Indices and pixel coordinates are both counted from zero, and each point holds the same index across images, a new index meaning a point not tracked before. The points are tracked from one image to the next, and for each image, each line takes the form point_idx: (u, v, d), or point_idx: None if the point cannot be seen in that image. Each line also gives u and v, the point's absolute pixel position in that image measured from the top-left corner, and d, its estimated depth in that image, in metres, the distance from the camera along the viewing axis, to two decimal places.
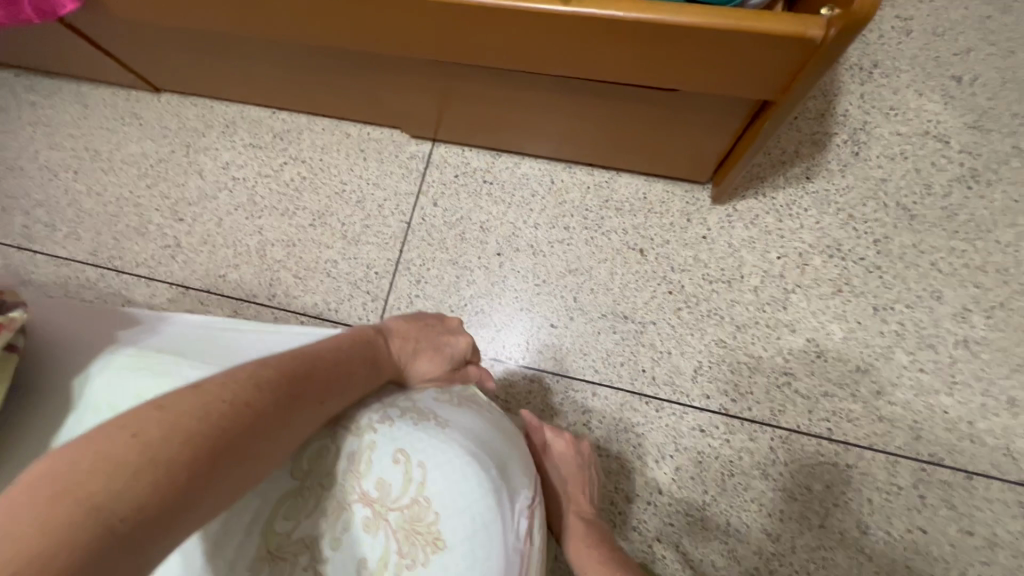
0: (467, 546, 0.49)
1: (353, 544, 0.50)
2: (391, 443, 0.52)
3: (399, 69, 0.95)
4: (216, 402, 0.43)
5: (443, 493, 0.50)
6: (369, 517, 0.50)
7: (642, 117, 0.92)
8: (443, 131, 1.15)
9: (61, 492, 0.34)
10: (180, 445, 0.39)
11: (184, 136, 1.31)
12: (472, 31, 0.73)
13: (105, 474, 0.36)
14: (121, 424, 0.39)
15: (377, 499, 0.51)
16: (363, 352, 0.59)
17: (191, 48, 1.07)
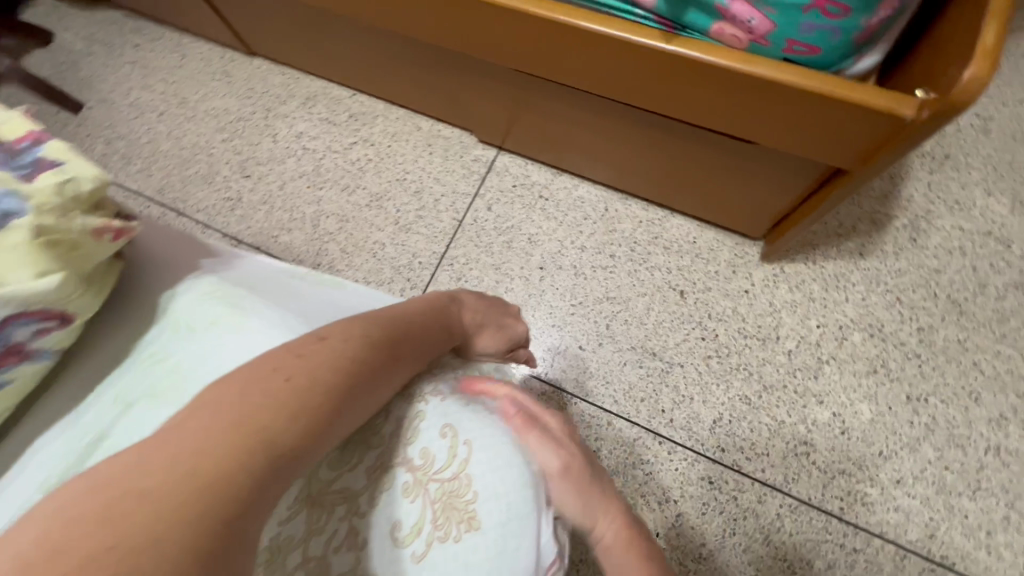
0: (496, 539, 0.49)
1: (390, 506, 0.51)
2: (442, 415, 0.53)
3: (487, 74, 0.99)
4: (344, 357, 0.44)
5: (485, 476, 0.50)
6: (410, 483, 0.51)
7: (714, 162, 0.94)
8: (511, 141, 1.19)
9: (236, 423, 0.37)
10: (321, 393, 0.41)
11: (266, 101, 1.37)
12: (576, 52, 0.75)
13: (269, 412, 0.38)
14: (270, 365, 0.41)
15: (420, 468, 0.52)
16: (441, 318, 0.60)
17: (296, 21, 1.13)
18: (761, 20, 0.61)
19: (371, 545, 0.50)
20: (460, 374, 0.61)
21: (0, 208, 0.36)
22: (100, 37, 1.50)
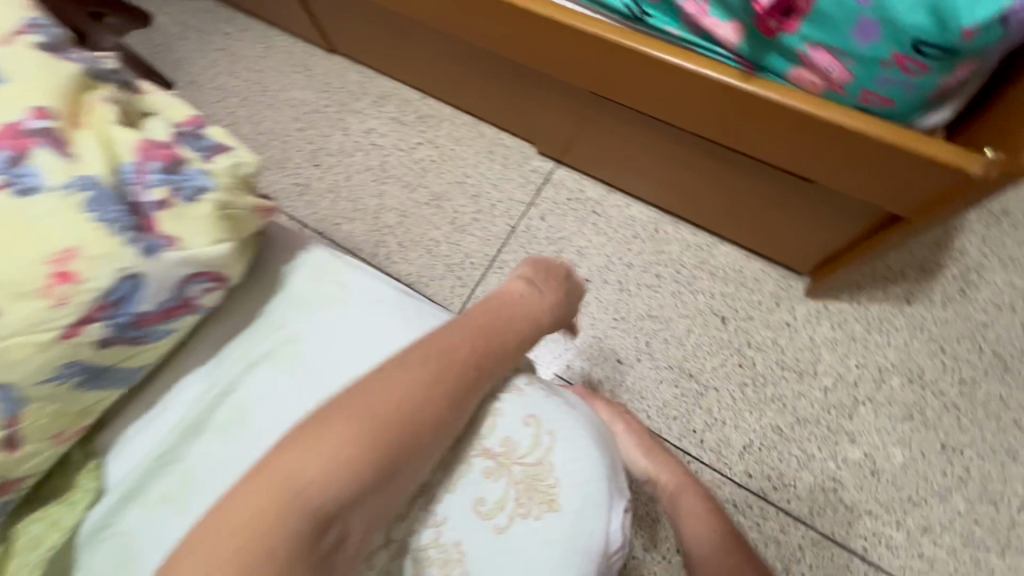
0: (567, 522, 0.54)
1: (472, 485, 0.55)
2: (522, 408, 0.58)
3: (558, 90, 1.04)
4: (446, 379, 0.51)
5: (567, 464, 0.55)
6: (492, 466, 0.56)
7: (772, 196, 0.96)
8: (570, 155, 1.24)
9: (361, 442, 0.45)
10: (425, 414, 0.49)
11: (341, 96, 1.45)
12: (654, 84, 0.79)
13: (385, 432, 0.46)
14: (389, 385, 0.48)
15: (501, 453, 0.56)
16: (527, 307, 0.64)
17: (382, 26, 1.21)
18: (840, 70, 0.64)
19: (455, 515, 0.55)
20: (526, 366, 0.65)
21: (195, 183, 0.45)
22: (194, 24, 1.61)
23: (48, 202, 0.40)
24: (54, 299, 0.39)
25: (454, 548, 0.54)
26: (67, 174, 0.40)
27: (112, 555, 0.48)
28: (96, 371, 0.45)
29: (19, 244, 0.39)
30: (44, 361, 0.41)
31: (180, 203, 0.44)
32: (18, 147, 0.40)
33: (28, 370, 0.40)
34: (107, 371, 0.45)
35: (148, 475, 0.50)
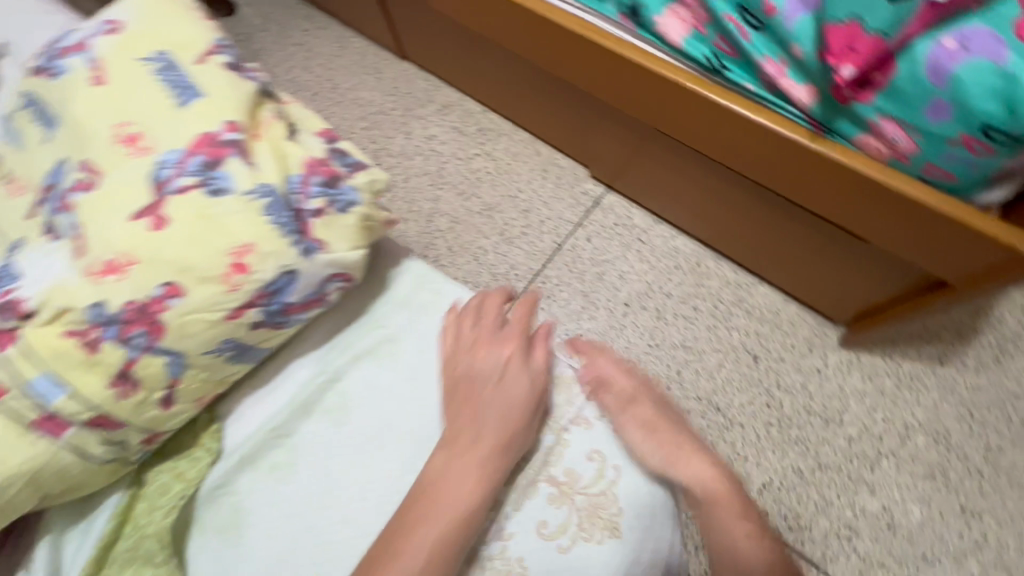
0: (623, 555, 0.56)
1: (535, 511, 0.58)
2: (588, 443, 0.61)
3: (621, 121, 1.09)
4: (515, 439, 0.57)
5: (631, 494, 0.58)
6: (555, 494, 0.59)
7: (819, 247, 1.00)
8: (621, 182, 1.29)
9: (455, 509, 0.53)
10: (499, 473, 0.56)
11: (407, 101, 1.51)
12: (721, 131, 0.83)
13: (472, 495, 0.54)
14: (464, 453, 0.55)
15: (564, 483, 0.59)
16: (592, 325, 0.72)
17: (457, 42, 1.26)
18: (908, 142, 0.67)
19: (519, 534, 0.58)
20: None
21: (348, 197, 0.52)
22: (276, 18, 1.69)
23: (233, 203, 0.48)
24: (228, 286, 0.47)
25: (517, 563, 0.57)
26: (251, 182, 0.48)
27: (223, 513, 0.57)
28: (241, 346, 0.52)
29: (205, 235, 0.47)
30: (206, 332, 0.49)
31: (335, 213, 0.51)
32: (213, 154, 0.48)
33: (194, 338, 0.48)
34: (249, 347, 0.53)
35: (258, 445, 0.59)
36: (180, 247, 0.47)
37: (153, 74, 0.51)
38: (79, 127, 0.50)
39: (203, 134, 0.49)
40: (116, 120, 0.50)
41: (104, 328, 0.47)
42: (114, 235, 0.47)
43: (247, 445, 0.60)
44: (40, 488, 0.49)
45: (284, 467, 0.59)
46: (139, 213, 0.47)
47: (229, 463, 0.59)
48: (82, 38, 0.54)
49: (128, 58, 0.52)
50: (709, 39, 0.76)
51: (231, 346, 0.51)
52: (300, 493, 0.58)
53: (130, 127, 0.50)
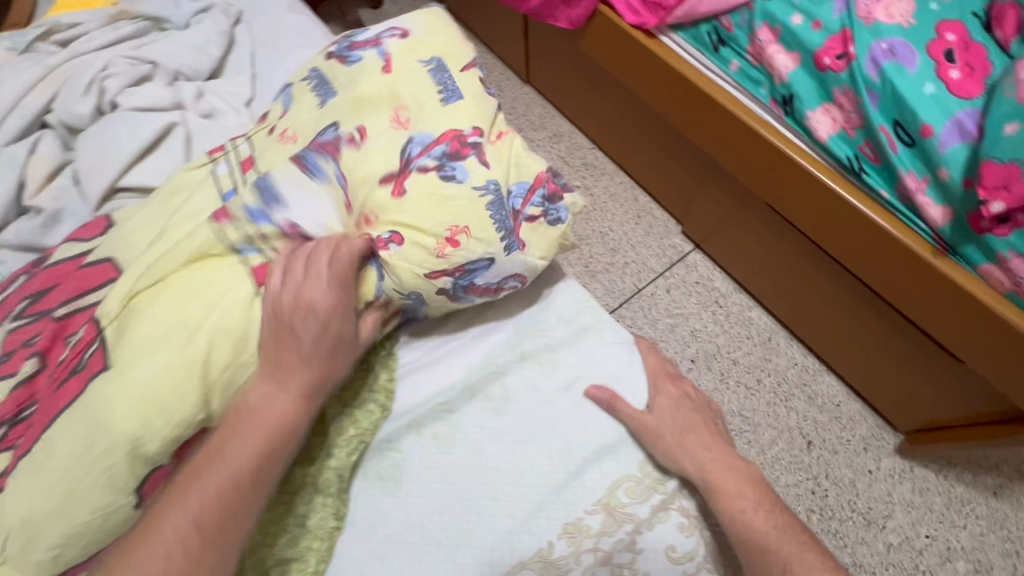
0: None
1: (665, 533, 0.57)
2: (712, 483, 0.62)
3: (734, 190, 1.15)
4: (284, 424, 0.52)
5: None
6: (685, 522, 0.57)
7: (902, 353, 1.03)
8: (711, 244, 1.33)
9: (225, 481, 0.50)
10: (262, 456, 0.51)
11: (521, 122, 1.58)
12: (843, 226, 0.88)
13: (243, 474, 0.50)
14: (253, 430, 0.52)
15: (694, 515, 0.58)
16: None
17: (591, 82, 1.34)
18: None
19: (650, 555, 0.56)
20: None
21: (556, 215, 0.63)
22: None
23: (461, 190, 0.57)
24: (438, 253, 0.57)
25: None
26: (480, 180, 0.58)
27: (386, 465, 0.60)
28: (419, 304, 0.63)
29: (433, 210, 0.56)
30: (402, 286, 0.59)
31: (541, 222, 0.62)
32: (456, 149, 0.59)
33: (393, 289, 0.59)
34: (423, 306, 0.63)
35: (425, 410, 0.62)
36: (411, 214, 0.56)
37: (428, 73, 0.63)
38: (364, 103, 0.62)
39: (454, 130, 0.60)
40: (394, 105, 0.62)
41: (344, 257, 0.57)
42: (368, 192, 0.58)
43: (416, 407, 0.62)
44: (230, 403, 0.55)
45: (448, 436, 0.61)
46: (387, 179, 0.58)
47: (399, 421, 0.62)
48: (377, 36, 0.66)
49: (412, 57, 0.64)
50: (856, 143, 0.82)
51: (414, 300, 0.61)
52: (456, 466, 0.60)
53: (403, 111, 0.61)
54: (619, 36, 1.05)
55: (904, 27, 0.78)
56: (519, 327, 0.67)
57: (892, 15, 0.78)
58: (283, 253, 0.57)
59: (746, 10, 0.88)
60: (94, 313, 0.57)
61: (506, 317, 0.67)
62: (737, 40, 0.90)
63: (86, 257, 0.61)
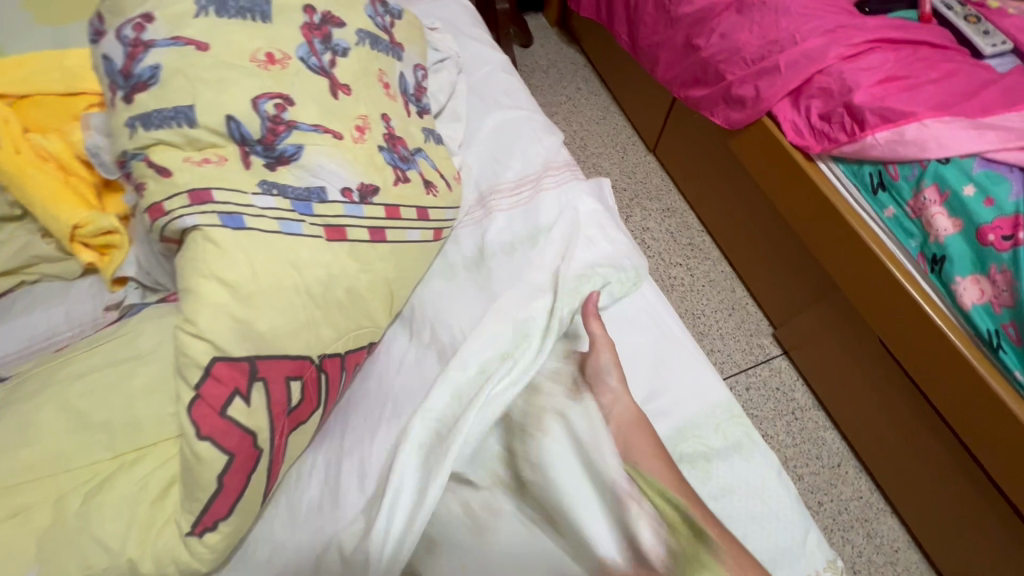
0: None
1: None
2: None
3: (843, 315, 1.18)
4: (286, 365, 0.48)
5: None
6: None
7: (982, 521, 1.02)
8: (799, 354, 1.36)
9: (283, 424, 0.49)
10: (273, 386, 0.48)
11: (639, 187, 1.65)
12: (962, 387, 0.90)
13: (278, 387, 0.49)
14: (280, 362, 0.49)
15: None
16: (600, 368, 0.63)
17: (723, 173, 1.40)
18: None
19: None
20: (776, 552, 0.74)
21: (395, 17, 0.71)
22: (560, 65, 1.90)
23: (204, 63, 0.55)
24: (253, 60, 0.54)
25: None
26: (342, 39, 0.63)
27: None
28: (315, 190, 0.53)
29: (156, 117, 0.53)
30: (226, 190, 0.49)
31: None
32: (306, 35, 0.59)
33: (226, 203, 0.48)
34: (317, 199, 0.53)
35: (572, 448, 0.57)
36: None
37: (378, 51, 0.66)
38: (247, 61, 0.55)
39: (305, 27, 0.59)
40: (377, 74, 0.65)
41: (240, 147, 0.52)
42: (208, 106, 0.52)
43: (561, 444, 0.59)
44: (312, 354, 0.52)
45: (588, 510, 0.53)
46: (265, 96, 0.53)
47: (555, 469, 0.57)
48: (417, 80, 0.74)
49: (391, 67, 0.67)
50: (1000, 319, 0.84)
51: (276, 190, 0.51)
52: (594, 546, 0.51)
53: (386, 78, 0.65)
54: (776, 150, 1.11)
55: None
56: (678, 414, 0.64)
57: None
58: (194, 208, 0.47)
59: (919, 165, 0.91)
60: (307, 347, 0.51)
61: (670, 403, 0.64)
62: (899, 189, 0.94)
63: (345, 233, 0.54)
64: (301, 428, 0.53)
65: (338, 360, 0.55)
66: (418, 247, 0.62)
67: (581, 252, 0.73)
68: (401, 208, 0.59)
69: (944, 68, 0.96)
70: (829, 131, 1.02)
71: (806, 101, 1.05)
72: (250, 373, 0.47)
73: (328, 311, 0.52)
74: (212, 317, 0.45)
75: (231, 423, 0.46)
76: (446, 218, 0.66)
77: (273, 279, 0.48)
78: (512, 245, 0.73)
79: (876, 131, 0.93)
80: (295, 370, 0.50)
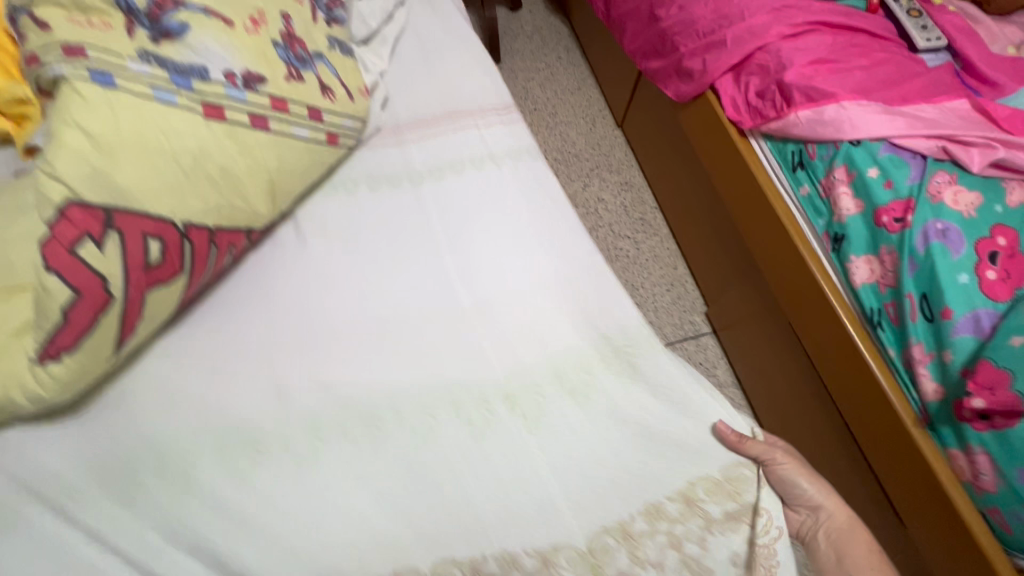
0: None
1: None
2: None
3: (761, 295, 1.22)
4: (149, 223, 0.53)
5: None
6: None
7: (854, 499, 1.07)
8: (726, 334, 1.40)
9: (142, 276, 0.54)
10: (133, 239, 0.52)
11: (601, 159, 1.68)
12: (846, 362, 0.94)
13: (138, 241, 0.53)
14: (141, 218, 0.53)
15: None
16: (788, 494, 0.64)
17: (675, 149, 1.43)
18: (990, 480, 0.75)
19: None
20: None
21: None
22: (544, 33, 1.91)
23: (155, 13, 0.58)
24: None
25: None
26: None
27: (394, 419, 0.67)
28: (195, 68, 0.57)
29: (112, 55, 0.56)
30: (100, 50, 0.52)
31: None
32: None
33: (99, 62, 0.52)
34: (196, 76, 0.56)
35: (643, 545, 0.58)
36: None
37: None
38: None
39: None
40: None
41: (126, 17, 0.55)
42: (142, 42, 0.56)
43: (587, 542, 0.57)
44: (175, 219, 0.55)
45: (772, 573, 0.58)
46: None
47: (569, 548, 0.57)
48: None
49: None
50: (884, 298, 0.88)
51: (155, 61, 0.55)
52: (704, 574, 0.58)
53: None
54: (715, 125, 1.14)
55: (963, 216, 0.83)
56: (546, 346, 0.68)
57: (957, 202, 0.84)
58: (64, 62, 0.50)
59: (833, 146, 0.94)
60: (173, 211, 0.55)
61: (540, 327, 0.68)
62: (815, 169, 0.97)
63: (222, 114, 0.58)
64: (163, 288, 0.56)
65: (206, 234, 0.58)
66: (307, 145, 0.65)
67: (489, 207, 0.78)
68: (289, 102, 0.63)
69: (876, 56, 0.98)
70: (761, 108, 1.04)
71: (745, 77, 1.07)
72: (104, 221, 0.51)
73: (196, 183, 0.56)
74: (70, 161, 0.49)
75: (81, 263, 0.50)
76: (343, 125, 0.70)
77: (136, 137, 0.52)
78: (421, 172, 0.80)
79: (799, 110, 0.96)
80: (156, 231, 0.54)
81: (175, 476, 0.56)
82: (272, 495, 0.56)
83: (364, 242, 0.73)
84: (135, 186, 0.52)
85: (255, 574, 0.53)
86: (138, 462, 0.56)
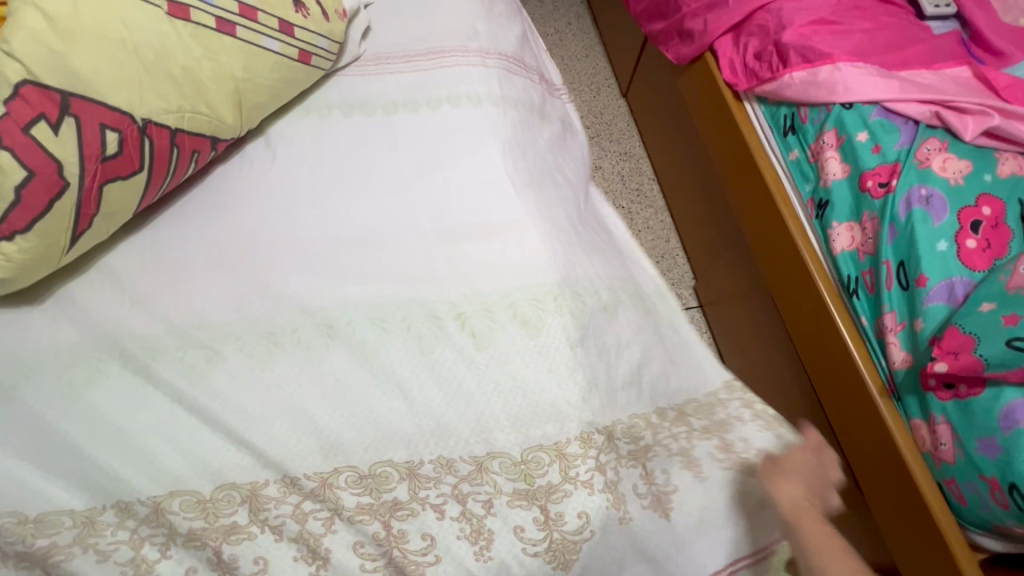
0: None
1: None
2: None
3: (747, 266, 1.20)
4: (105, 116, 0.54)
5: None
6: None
7: None
8: (711, 307, 1.38)
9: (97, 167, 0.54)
10: (91, 129, 0.53)
11: (603, 127, 1.65)
12: (817, 331, 0.91)
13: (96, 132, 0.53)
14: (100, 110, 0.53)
15: None
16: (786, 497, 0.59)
17: (675, 117, 1.40)
18: (949, 450, 0.74)
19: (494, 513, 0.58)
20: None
21: None
22: None
23: None
24: None
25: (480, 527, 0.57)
26: None
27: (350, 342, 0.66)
28: None
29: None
30: None
31: None
32: None
33: None
34: None
35: (574, 465, 0.58)
36: None
37: None
38: None
39: None
40: None
41: None
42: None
43: (522, 452, 0.58)
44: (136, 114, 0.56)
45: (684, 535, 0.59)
46: None
47: (504, 457, 0.58)
48: None
49: None
50: (862, 266, 0.86)
51: None
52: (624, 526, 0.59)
53: None
54: (710, 87, 1.11)
55: (950, 183, 0.81)
56: (506, 276, 0.66)
57: (945, 169, 0.82)
58: None
59: (826, 109, 0.92)
60: (133, 105, 0.55)
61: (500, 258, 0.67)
62: (805, 133, 0.95)
63: (187, 14, 0.58)
64: (122, 183, 0.57)
65: (169, 135, 0.59)
66: (276, 58, 0.66)
67: (461, 138, 0.75)
68: (259, 13, 0.64)
69: (879, 19, 0.95)
70: (757, 69, 1.02)
71: (745, 38, 1.04)
72: (62, 107, 0.51)
73: (157, 81, 0.56)
74: (27, 40, 0.49)
75: (35, 144, 0.51)
76: (317, 44, 0.70)
77: (95, 25, 0.52)
78: (397, 106, 0.78)
79: (795, 70, 0.93)
80: (115, 124, 0.54)
81: (126, 367, 0.57)
82: (218, 392, 0.57)
83: (331, 163, 0.72)
84: (93, 74, 0.52)
85: (196, 460, 0.54)
86: (93, 351, 0.58)
